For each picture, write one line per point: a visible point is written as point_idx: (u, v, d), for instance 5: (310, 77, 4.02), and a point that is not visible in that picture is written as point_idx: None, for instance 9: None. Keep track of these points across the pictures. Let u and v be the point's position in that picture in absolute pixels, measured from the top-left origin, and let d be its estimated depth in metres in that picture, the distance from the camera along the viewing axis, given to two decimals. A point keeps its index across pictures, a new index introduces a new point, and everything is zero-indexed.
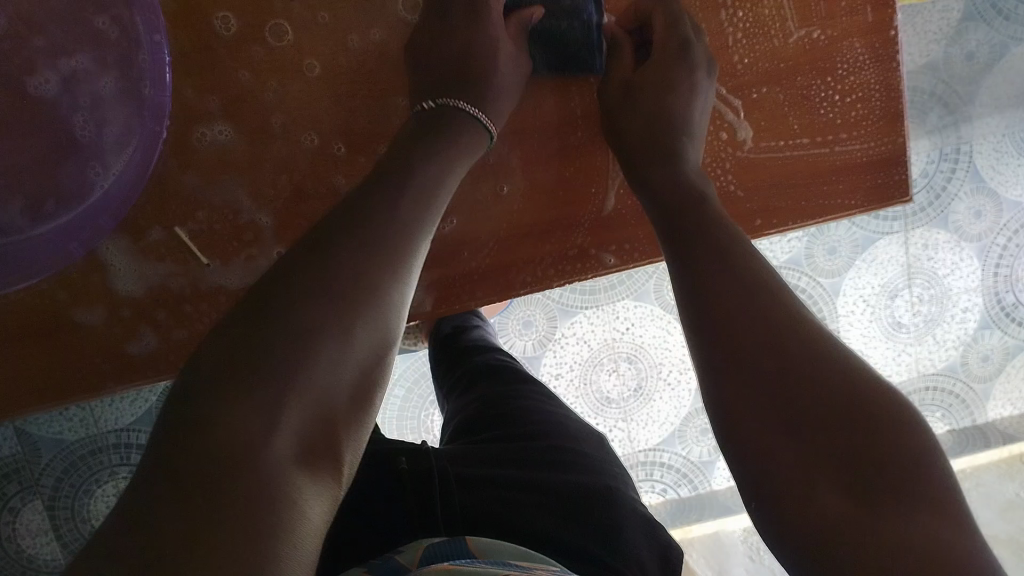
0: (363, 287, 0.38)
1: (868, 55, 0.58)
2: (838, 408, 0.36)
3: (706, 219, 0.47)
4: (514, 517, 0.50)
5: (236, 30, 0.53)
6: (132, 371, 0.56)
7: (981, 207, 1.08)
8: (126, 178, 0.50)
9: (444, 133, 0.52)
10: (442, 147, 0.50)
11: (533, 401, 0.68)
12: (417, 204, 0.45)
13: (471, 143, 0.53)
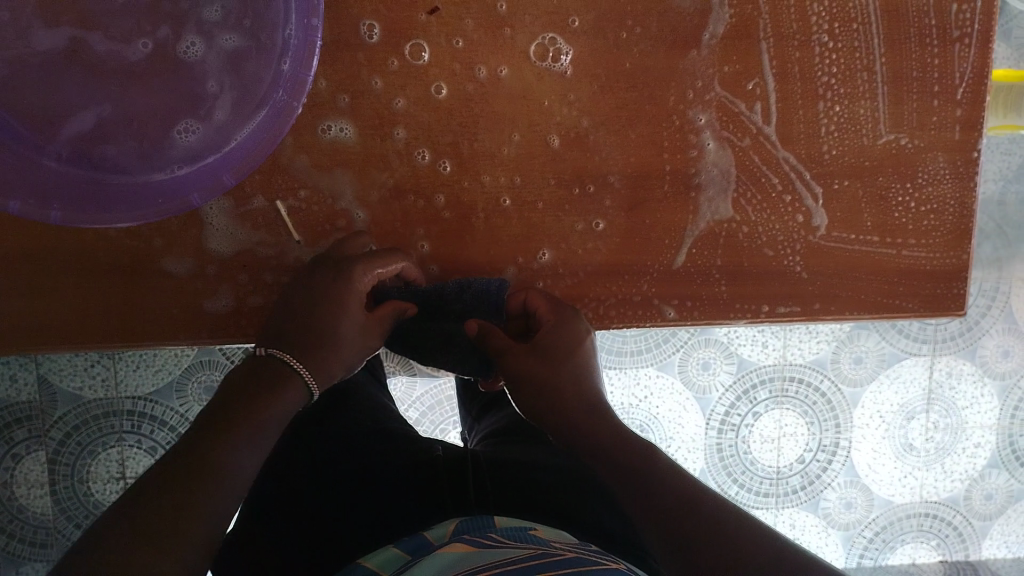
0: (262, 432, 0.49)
1: (949, 169, 0.61)
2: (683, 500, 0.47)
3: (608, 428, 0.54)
4: (544, 501, 0.57)
5: (378, 38, 0.56)
6: (204, 324, 0.58)
7: (1009, 347, 1.11)
8: (249, 145, 0.52)
9: (290, 380, 0.52)
10: (271, 403, 0.50)
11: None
12: (244, 448, 0.47)
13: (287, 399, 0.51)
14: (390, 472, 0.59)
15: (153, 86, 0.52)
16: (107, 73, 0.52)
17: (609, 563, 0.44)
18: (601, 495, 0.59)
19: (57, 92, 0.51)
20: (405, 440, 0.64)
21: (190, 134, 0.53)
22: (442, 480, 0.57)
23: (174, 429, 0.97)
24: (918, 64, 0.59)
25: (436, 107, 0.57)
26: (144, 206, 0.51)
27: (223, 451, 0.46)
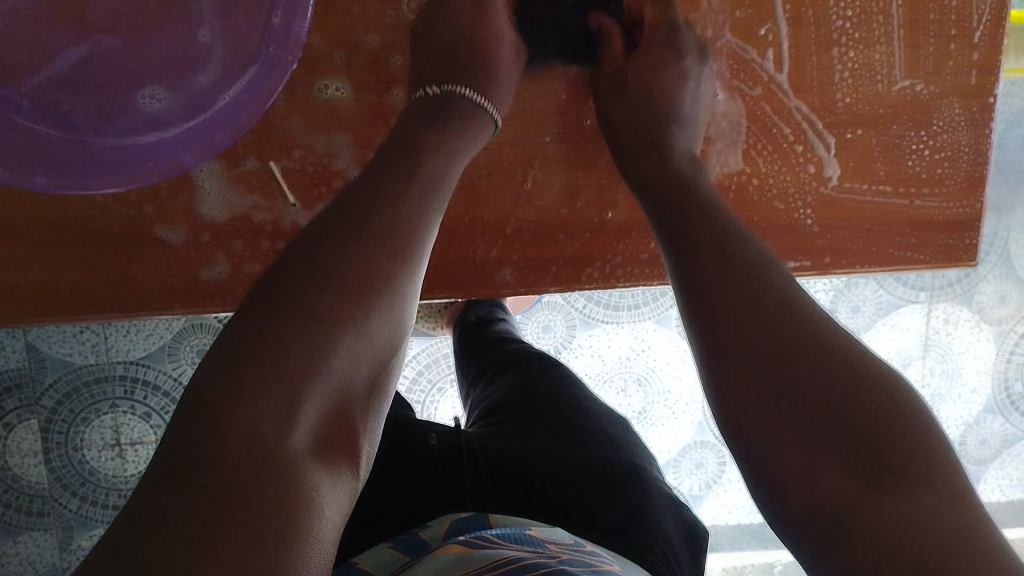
0: (372, 278, 0.38)
1: (964, 116, 0.60)
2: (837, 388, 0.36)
3: (698, 214, 0.47)
4: (543, 495, 0.53)
5: None
6: (199, 293, 0.56)
7: (1006, 292, 1.10)
8: (244, 101, 0.50)
9: (443, 129, 0.50)
10: (389, 225, 0.41)
11: (562, 387, 0.69)
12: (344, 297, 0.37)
13: (468, 127, 0.52)
14: (389, 466, 0.57)
15: (128, 35, 0.49)
16: (77, 20, 0.48)
17: (602, 566, 0.43)
18: (601, 471, 0.57)
19: (26, 42, 0.47)
20: (400, 428, 0.62)
21: (167, 91, 0.50)
22: (438, 478, 0.55)
23: (167, 395, 0.95)
24: (937, 7, 0.57)
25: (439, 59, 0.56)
26: (139, 166, 0.50)
27: (321, 308, 0.36)
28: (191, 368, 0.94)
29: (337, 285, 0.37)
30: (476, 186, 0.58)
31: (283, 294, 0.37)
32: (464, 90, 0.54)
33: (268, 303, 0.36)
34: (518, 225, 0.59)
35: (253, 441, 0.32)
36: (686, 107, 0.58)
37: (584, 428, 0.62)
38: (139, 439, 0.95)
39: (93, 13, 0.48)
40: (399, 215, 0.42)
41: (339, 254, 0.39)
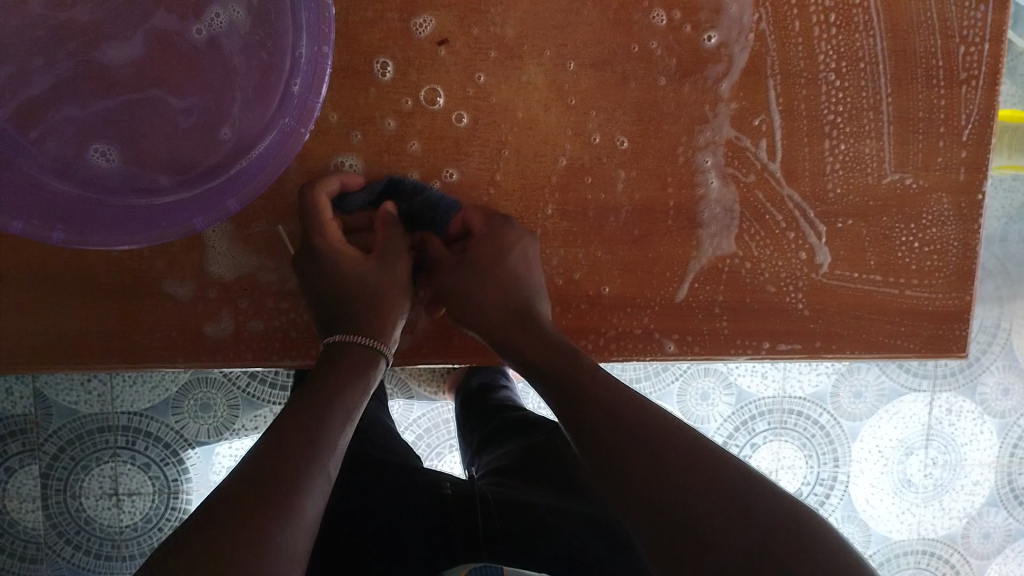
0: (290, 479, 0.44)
1: (953, 211, 0.61)
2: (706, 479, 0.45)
3: (588, 377, 0.52)
4: (552, 542, 0.56)
5: (390, 76, 0.57)
6: (201, 349, 0.58)
7: (1009, 384, 1.10)
8: (256, 168, 0.52)
9: (346, 368, 0.53)
10: (304, 434, 0.47)
11: (570, 449, 0.70)
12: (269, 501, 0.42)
13: (366, 375, 0.53)
14: (409, 503, 0.59)
15: (152, 106, 0.53)
16: (105, 93, 0.52)
17: None
18: (603, 535, 0.58)
19: (48, 106, 0.51)
20: (411, 476, 0.63)
21: (152, 160, 0.53)
22: (453, 515, 0.57)
23: (168, 447, 0.96)
24: (926, 104, 0.60)
25: (448, 135, 0.58)
26: (145, 227, 0.51)
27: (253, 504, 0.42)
28: (194, 421, 0.96)
29: (243, 511, 0.41)
30: None
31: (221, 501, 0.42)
32: (367, 338, 0.55)
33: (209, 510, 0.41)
34: None
35: None
36: (537, 283, 0.59)
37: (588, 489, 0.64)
38: (137, 490, 0.96)
39: (122, 85, 0.52)
40: (316, 426, 0.48)
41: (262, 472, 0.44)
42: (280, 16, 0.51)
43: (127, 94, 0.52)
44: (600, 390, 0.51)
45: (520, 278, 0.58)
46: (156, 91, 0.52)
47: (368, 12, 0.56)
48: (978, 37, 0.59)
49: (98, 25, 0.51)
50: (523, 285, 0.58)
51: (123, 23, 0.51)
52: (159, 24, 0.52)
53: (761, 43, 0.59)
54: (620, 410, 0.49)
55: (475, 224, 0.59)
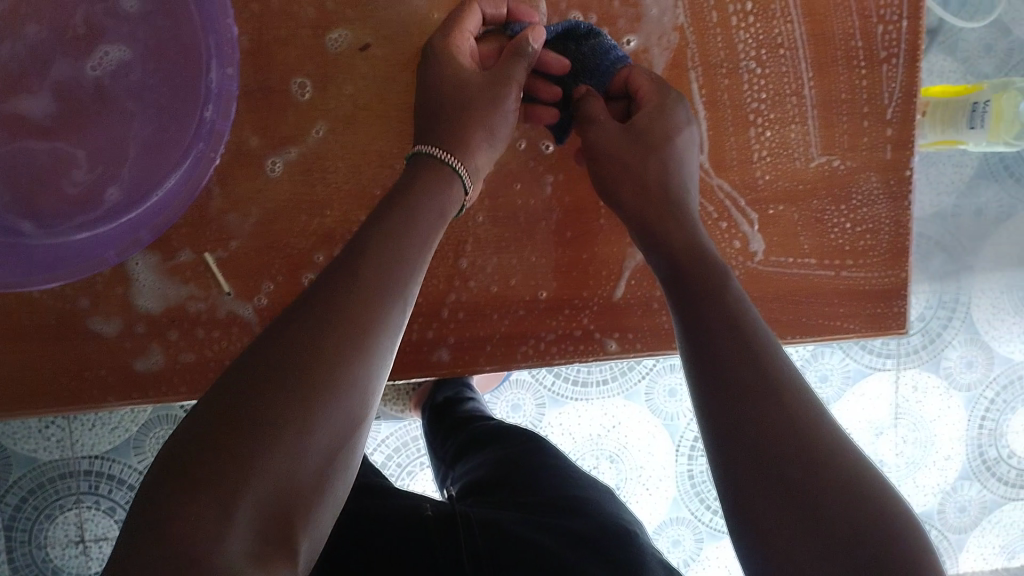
0: (341, 342, 0.38)
1: (882, 189, 0.62)
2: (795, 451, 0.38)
3: (712, 278, 0.47)
4: (537, 556, 0.56)
5: (309, 96, 0.55)
6: (133, 385, 0.57)
7: (972, 357, 1.09)
8: (173, 196, 0.52)
9: (419, 202, 0.47)
10: (359, 279, 0.41)
11: (546, 462, 0.70)
12: (309, 372, 0.37)
13: (437, 194, 0.48)
14: (393, 531, 0.60)
15: (65, 141, 0.51)
16: (9, 130, 0.50)
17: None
18: (589, 545, 0.58)
19: None
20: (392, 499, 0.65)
21: (66, 194, 0.51)
22: (436, 543, 0.58)
23: (133, 488, 0.94)
24: (848, 86, 0.60)
25: (367, 149, 0.57)
26: (66, 261, 0.51)
27: (290, 373, 0.36)
28: None
29: (284, 384, 0.36)
30: None
31: (248, 376, 0.37)
32: (448, 157, 0.50)
33: (230, 388, 0.36)
34: (452, 308, 0.59)
35: (188, 543, 0.32)
36: (688, 180, 0.55)
37: (569, 499, 0.64)
38: (104, 534, 0.94)
39: (30, 121, 0.50)
40: (373, 279, 0.41)
41: (300, 339, 0.38)
42: (192, 47, 0.51)
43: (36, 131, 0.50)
44: (722, 297, 0.46)
45: (679, 161, 0.55)
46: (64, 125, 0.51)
47: (280, 31, 0.54)
48: (895, 15, 0.59)
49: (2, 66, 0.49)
50: (681, 170, 0.55)
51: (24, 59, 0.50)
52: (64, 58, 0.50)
53: (680, 37, 0.59)
54: (733, 323, 0.44)
55: (644, 92, 0.56)
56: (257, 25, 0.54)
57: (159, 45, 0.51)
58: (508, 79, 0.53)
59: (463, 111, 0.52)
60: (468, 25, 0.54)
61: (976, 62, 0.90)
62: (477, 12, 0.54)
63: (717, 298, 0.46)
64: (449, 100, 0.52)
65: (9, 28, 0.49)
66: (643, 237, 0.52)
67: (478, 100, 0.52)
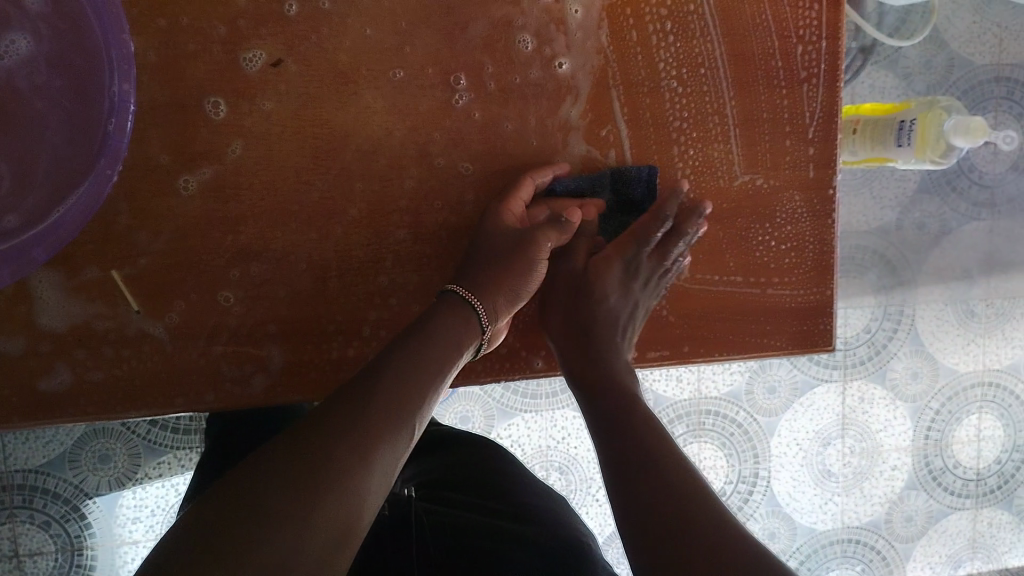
0: (368, 436, 0.43)
1: (806, 208, 0.62)
2: (685, 514, 0.45)
3: (637, 421, 0.54)
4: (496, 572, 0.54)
5: (224, 115, 0.54)
6: (39, 406, 0.55)
7: (918, 369, 1.07)
8: (73, 214, 0.51)
9: (439, 327, 0.53)
10: (390, 392, 0.47)
11: (495, 471, 0.69)
12: (345, 457, 0.41)
13: (457, 329, 0.54)
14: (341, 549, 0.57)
15: None
16: None
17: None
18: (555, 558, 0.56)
19: None
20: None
21: None
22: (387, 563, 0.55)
23: (68, 502, 0.91)
24: (769, 105, 0.60)
25: (280, 164, 0.56)
26: None
27: (325, 452, 0.41)
28: (93, 474, 0.91)
29: (317, 460, 0.40)
30: (328, 286, 0.58)
31: (285, 455, 0.41)
32: (474, 296, 0.56)
33: (265, 460, 0.41)
34: (374, 326, 0.59)
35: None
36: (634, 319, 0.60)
37: (523, 509, 0.62)
38: (38, 550, 0.91)
39: None
40: (402, 395, 0.47)
41: (332, 428, 0.43)
42: (94, 55, 0.49)
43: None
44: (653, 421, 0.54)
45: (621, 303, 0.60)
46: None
47: (190, 45, 0.53)
48: (815, 35, 0.59)
49: None
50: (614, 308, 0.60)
51: None
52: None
53: (602, 55, 0.58)
54: (653, 442, 0.52)
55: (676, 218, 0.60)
56: (164, 39, 0.53)
57: (61, 57, 0.49)
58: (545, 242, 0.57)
59: (498, 264, 0.57)
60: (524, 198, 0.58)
61: (916, 77, 0.91)
62: (529, 185, 0.58)
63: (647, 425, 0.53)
64: (486, 253, 0.57)
65: None
66: (589, 374, 0.58)
67: (507, 254, 0.57)
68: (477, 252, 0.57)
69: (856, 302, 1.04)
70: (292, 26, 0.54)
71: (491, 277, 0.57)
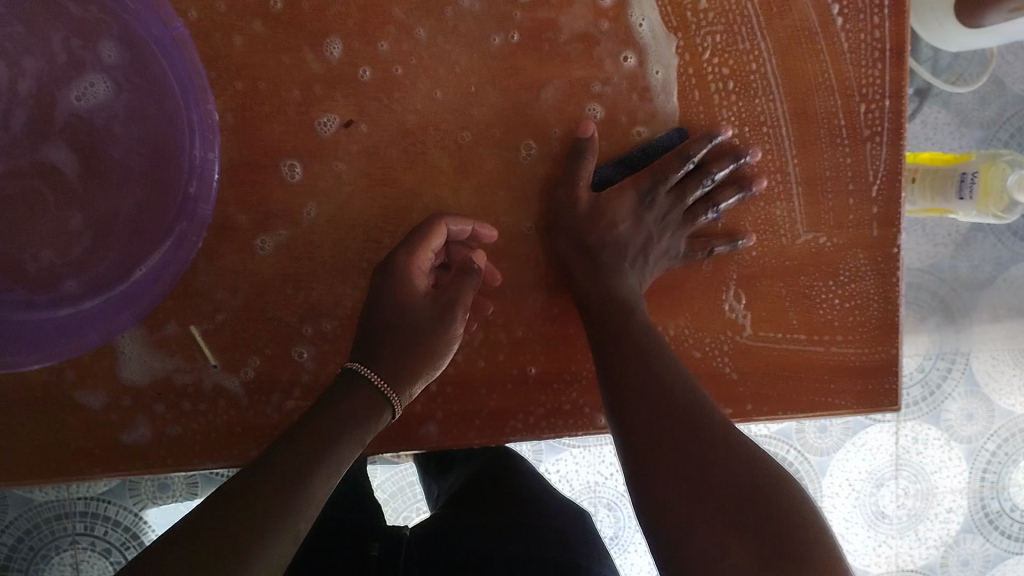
0: (284, 511, 0.40)
1: (870, 266, 0.62)
2: (724, 445, 0.44)
3: (644, 345, 0.52)
4: None
5: (300, 178, 0.56)
6: (119, 457, 0.57)
7: (973, 410, 1.04)
8: (154, 275, 0.52)
9: (348, 410, 0.48)
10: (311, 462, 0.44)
11: (516, 495, 0.67)
12: (265, 542, 0.38)
13: (369, 414, 0.49)
14: None
15: (58, 217, 0.51)
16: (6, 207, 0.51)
17: None
18: None
19: None
20: (332, 553, 0.61)
21: (52, 272, 0.51)
22: None
23: (128, 530, 0.93)
24: (833, 163, 0.60)
25: (351, 223, 0.56)
26: (47, 341, 0.51)
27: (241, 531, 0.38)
28: (153, 502, 0.93)
29: (236, 537, 0.37)
30: None
31: (196, 527, 0.38)
32: (379, 377, 0.51)
33: (194, 525, 0.38)
34: (439, 382, 0.59)
35: None
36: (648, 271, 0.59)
37: (530, 531, 0.60)
38: None
39: (25, 197, 0.51)
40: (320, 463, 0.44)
41: (256, 498, 0.40)
42: (178, 123, 0.51)
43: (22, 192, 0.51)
44: (650, 350, 0.52)
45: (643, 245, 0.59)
46: (51, 188, 0.51)
47: (265, 108, 0.55)
48: (879, 94, 0.60)
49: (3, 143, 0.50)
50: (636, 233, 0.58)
51: (21, 141, 0.50)
52: (41, 116, 0.50)
53: (665, 116, 0.59)
54: (658, 374, 0.50)
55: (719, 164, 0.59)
56: (242, 101, 0.54)
57: (153, 125, 0.51)
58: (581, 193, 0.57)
59: (402, 337, 0.52)
60: (426, 250, 0.54)
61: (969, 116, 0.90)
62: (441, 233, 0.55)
63: (647, 353, 0.52)
64: (387, 321, 0.53)
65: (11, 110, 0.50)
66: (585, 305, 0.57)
67: (418, 324, 0.53)
68: (386, 329, 0.52)
69: (910, 340, 1.03)
70: (365, 89, 0.55)
71: (395, 345, 0.52)
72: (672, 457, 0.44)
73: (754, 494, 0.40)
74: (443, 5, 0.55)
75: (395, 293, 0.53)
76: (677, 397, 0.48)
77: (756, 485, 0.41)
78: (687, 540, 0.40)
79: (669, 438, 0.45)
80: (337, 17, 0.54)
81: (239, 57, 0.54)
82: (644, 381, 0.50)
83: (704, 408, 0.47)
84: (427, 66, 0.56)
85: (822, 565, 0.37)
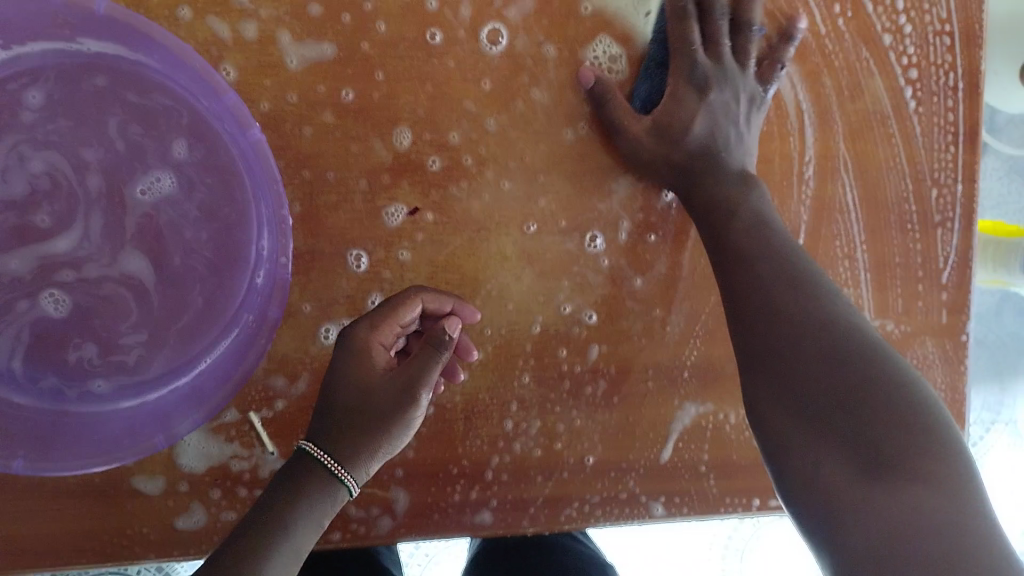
0: None
1: (938, 352, 0.59)
2: (840, 359, 0.42)
3: (745, 246, 0.50)
4: None
5: (366, 267, 0.55)
6: (173, 543, 0.56)
7: None
8: (219, 364, 0.52)
9: (303, 497, 0.47)
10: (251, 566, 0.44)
11: None
12: None
13: (321, 500, 0.47)
14: None
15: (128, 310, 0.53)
16: (82, 308, 0.52)
17: None
18: None
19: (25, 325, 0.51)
20: None
21: (118, 365, 0.52)
22: None
23: None
24: (903, 249, 0.59)
25: None
26: (112, 439, 0.50)
27: None
28: None
29: None
30: (455, 429, 0.57)
31: None
32: (333, 462, 0.48)
33: None
34: (495, 469, 0.58)
35: None
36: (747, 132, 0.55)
37: None
38: None
39: (99, 294, 0.52)
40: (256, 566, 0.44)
41: None
42: (243, 211, 0.52)
43: (95, 287, 0.52)
44: (754, 244, 0.50)
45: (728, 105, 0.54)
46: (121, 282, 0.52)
47: (331, 197, 0.54)
48: (950, 178, 0.58)
49: (81, 242, 0.52)
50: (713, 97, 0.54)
51: (97, 241, 0.52)
52: (115, 215, 0.52)
53: None
54: (760, 272, 0.49)
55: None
56: (308, 190, 0.54)
57: (219, 216, 0.52)
58: (635, 126, 0.55)
59: (368, 411, 0.49)
60: (391, 321, 0.51)
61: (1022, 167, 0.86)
62: (412, 303, 0.51)
63: (749, 247, 0.50)
64: (351, 398, 0.49)
65: (86, 209, 0.51)
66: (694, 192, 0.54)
67: (384, 397, 0.49)
68: (345, 405, 0.49)
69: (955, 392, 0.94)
70: (433, 178, 0.55)
71: (353, 427, 0.49)
72: (788, 381, 0.44)
73: (868, 416, 0.39)
74: (515, 98, 0.55)
75: (357, 367, 0.50)
76: (786, 301, 0.46)
77: (872, 406, 0.40)
78: (794, 457, 0.42)
79: (783, 355, 0.44)
80: (408, 107, 0.54)
81: (308, 147, 0.53)
82: (749, 283, 0.49)
83: (817, 311, 0.45)
84: (494, 155, 0.56)
85: (947, 485, 0.36)
